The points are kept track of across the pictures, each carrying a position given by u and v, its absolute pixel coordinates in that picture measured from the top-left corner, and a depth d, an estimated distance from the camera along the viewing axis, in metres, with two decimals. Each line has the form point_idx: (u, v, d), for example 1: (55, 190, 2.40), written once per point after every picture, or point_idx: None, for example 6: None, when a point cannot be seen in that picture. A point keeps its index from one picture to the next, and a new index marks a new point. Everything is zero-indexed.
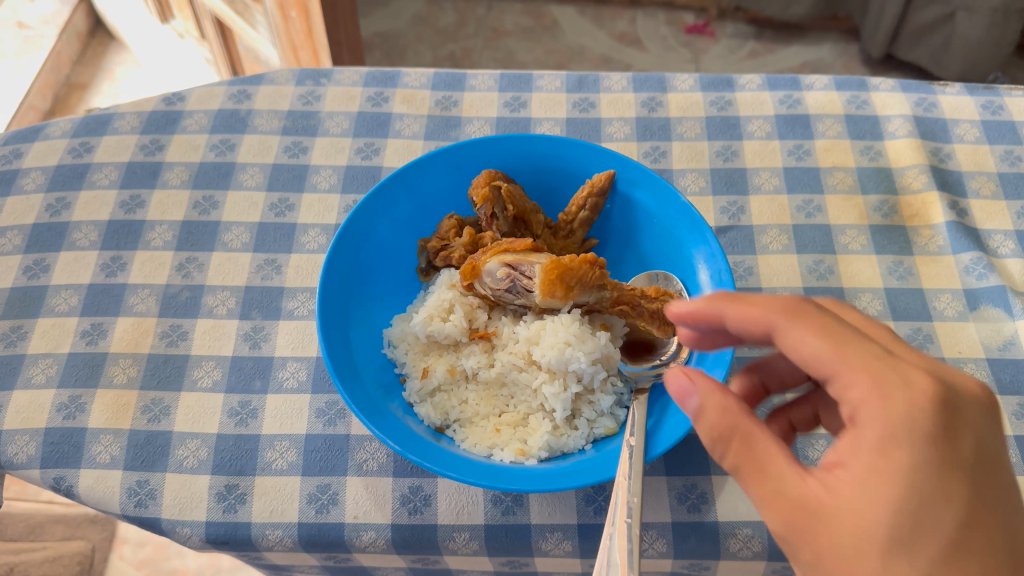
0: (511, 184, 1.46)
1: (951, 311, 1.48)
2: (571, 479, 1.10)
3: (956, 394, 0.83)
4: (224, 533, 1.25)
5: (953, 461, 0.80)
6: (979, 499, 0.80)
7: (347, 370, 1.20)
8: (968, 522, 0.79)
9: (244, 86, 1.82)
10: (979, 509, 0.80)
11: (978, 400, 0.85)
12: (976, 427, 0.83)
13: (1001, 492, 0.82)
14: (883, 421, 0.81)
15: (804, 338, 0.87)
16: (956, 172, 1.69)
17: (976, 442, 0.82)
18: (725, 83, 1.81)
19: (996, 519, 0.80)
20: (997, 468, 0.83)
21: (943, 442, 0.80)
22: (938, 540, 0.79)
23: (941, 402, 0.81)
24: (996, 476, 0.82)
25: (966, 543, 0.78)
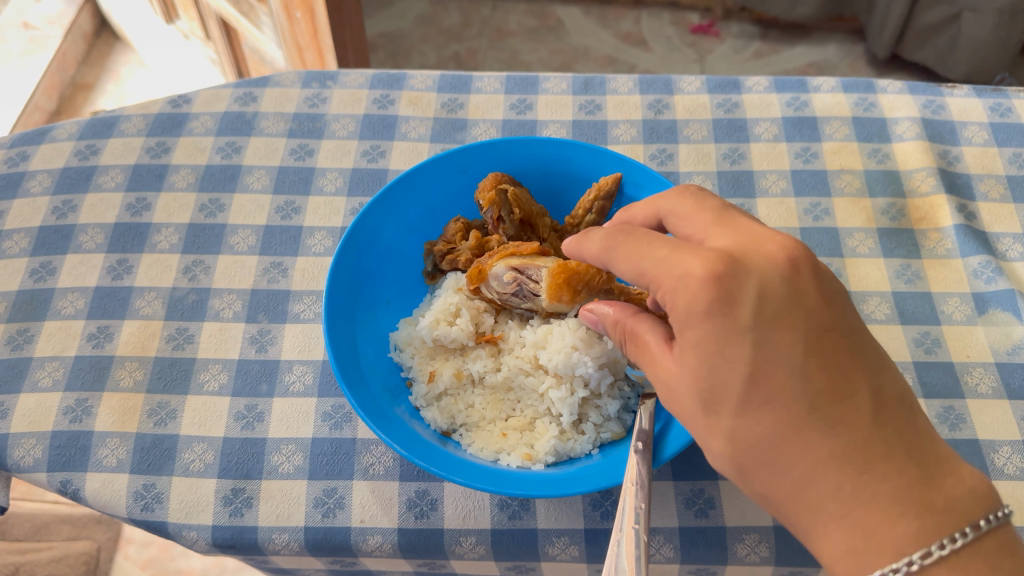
0: (517, 187, 1.46)
1: (959, 315, 1.48)
2: (579, 485, 1.09)
3: (737, 267, 0.95)
4: (230, 537, 1.24)
5: (732, 328, 0.93)
6: (768, 357, 0.92)
7: (354, 374, 1.20)
8: (755, 375, 0.92)
9: (250, 88, 1.82)
10: (766, 364, 0.92)
11: (769, 264, 0.96)
12: (762, 293, 0.94)
13: (794, 345, 0.92)
14: (671, 305, 0.97)
15: (626, 255, 1.03)
16: (965, 174, 1.68)
17: (758, 305, 0.93)
18: (732, 85, 1.81)
19: (788, 368, 0.91)
20: (792, 325, 0.93)
21: (718, 313, 0.93)
22: (735, 398, 0.93)
23: (715, 278, 0.93)
24: (791, 332, 0.92)
25: (758, 395, 0.92)
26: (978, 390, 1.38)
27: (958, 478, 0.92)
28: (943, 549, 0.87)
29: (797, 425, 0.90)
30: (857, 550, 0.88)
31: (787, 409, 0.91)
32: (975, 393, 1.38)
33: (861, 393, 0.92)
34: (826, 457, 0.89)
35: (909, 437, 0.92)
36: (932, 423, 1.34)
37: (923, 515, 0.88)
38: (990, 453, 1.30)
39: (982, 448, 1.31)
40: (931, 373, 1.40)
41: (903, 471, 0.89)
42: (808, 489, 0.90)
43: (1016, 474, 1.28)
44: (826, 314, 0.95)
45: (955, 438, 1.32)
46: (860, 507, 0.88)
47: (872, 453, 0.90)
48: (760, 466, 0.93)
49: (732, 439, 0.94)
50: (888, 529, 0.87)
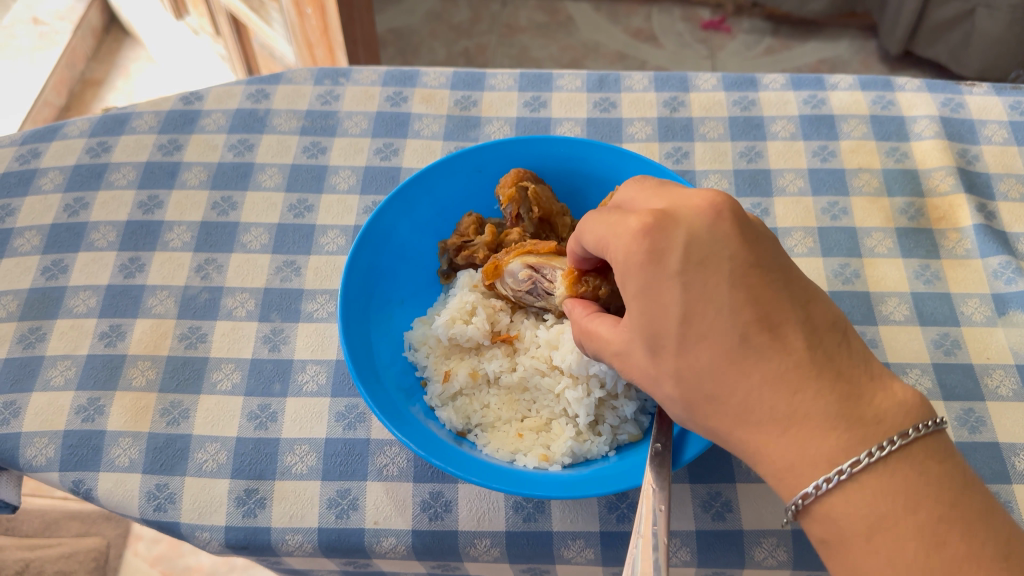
0: (539, 184, 1.44)
1: (979, 316, 1.46)
2: (595, 486, 1.08)
3: (668, 221, 1.06)
4: (243, 538, 1.23)
5: (665, 276, 1.03)
6: (698, 297, 1.02)
7: (370, 374, 1.19)
8: (689, 315, 1.02)
9: (262, 85, 1.81)
10: (699, 304, 1.01)
11: (696, 215, 1.06)
12: (691, 239, 1.04)
13: (721, 284, 1.01)
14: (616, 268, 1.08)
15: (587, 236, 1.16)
16: (984, 173, 1.66)
17: (688, 252, 1.03)
18: (748, 83, 1.79)
19: (718, 303, 1.01)
20: (718, 265, 1.02)
21: (651, 265, 1.04)
22: (674, 340, 1.03)
23: (648, 235, 1.05)
24: (718, 272, 1.02)
25: (694, 333, 1.01)
26: (998, 392, 1.36)
27: (892, 395, 0.98)
28: (874, 457, 0.91)
29: (729, 355, 0.99)
30: (794, 465, 0.94)
31: (719, 341, 1.00)
32: (996, 395, 1.36)
33: (790, 324, 1.00)
34: (760, 382, 0.97)
35: (841, 361, 0.99)
36: (952, 425, 1.33)
37: (853, 426, 0.94)
38: (1010, 457, 1.29)
39: (1003, 452, 1.29)
40: (950, 375, 1.39)
41: (832, 388, 0.96)
42: (747, 414, 0.98)
43: None
44: (752, 254, 1.04)
45: (975, 441, 1.31)
46: (793, 425, 0.95)
47: (801, 375, 0.97)
48: (704, 400, 1.01)
49: (679, 379, 1.03)
50: (820, 442, 0.93)
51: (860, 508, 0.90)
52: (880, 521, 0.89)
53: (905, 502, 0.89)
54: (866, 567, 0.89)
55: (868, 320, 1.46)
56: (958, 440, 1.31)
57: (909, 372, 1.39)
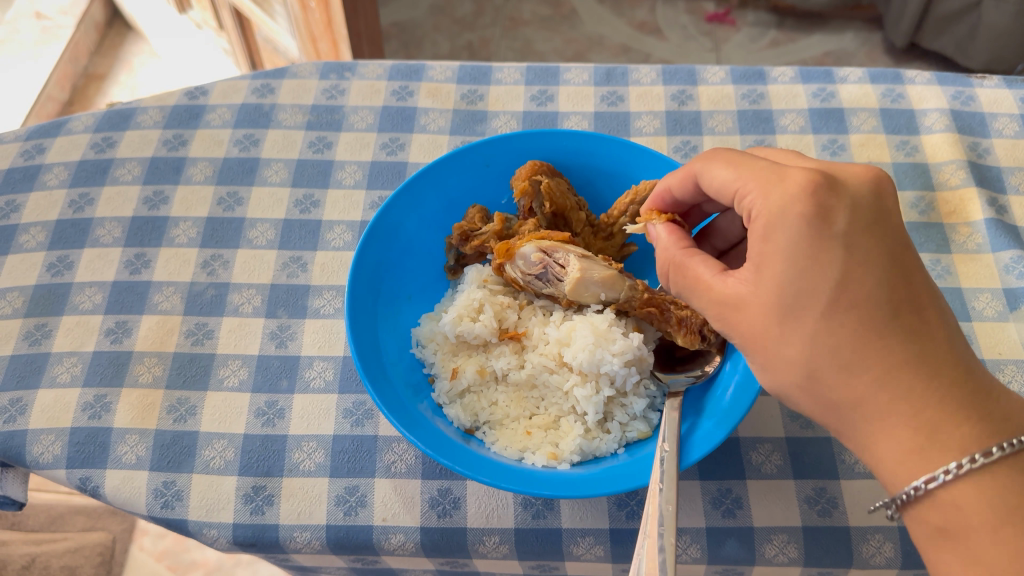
0: (555, 178, 1.41)
1: (990, 311, 1.45)
2: (602, 485, 1.07)
3: (835, 183, 1.01)
4: (251, 535, 1.23)
5: (826, 235, 0.98)
6: (858, 263, 0.97)
7: (377, 371, 1.18)
8: (846, 279, 0.96)
9: (267, 79, 1.80)
10: (857, 270, 0.96)
11: (861, 186, 1.02)
12: (856, 206, 1.00)
13: (882, 256, 0.97)
14: (764, 212, 1.02)
15: (710, 175, 1.14)
16: (995, 167, 1.65)
17: (852, 218, 0.99)
18: (757, 75, 1.77)
19: (876, 275, 0.96)
20: (882, 237, 0.99)
21: (812, 220, 0.98)
22: (820, 304, 0.97)
23: (812, 188, 0.99)
24: (879, 243, 0.98)
25: (846, 299, 0.96)
26: (1010, 388, 1.35)
27: (1020, 405, 0.96)
28: (1010, 453, 0.90)
29: (879, 328, 0.95)
30: (920, 448, 0.92)
31: (871, 312, 0.95)
32: None
33: (937, 310, 0.97)
34: (905, 360, 0.93)
35: (979, 358, 0.97)
36: None
37: (988, 422, 0.92)
38: None
39: None
40: None
41: (973, 383, 0.94)
42: (880, 390, 0.94)
43: None
44: (908, 237, 1.01)
45: None
46: (928, 409, 0.92)
47: (947, 359, 0.94)
48: (831, 369, 0.97)
49: (813, 342, 0.98)
50: (956, 430, 0.92)
51: (988, 502, 0.90)
52: (1007, 518, 0.89)
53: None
54: (988, 558, 0.88)
55: None
56: None
57: None
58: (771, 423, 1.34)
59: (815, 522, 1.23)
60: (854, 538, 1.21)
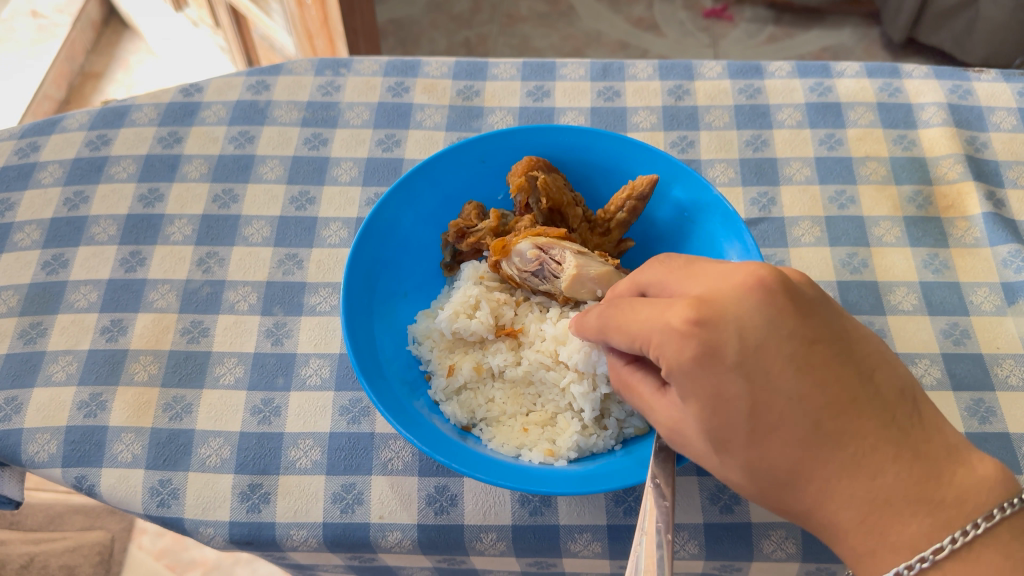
0: (551, 173, 1.40)
1: (988, 306, 1.45)
2: (599, 482, 1.07)
3: (712, 311, 0.96)
4: (248, 533, 1.23)
5: (722, 369, 0.93)
6: (759, 386, 0.93)
7: (374, 369, 1.18)
8: (756, 407, 0.93)
9: (263, 76, 1.79)
10: (765, 392, 0.93)
11: (742, 301, 0.96)
12: (743, 327, 0.95)
13: (784, 371, 0.93)
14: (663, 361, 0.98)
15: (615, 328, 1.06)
16: (993, 161, 1.64)
17: (742, 341, 0.94)
18: (754, 70, 1.77)
19: (783, 391, 0.92)
20: (779, 350, 0.93)
21: (702, 360, 0.94)
22: (740, 435, 0.94)
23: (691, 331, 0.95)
24: (779, 357, 0.93)
25: (762, 426, 0.93)
26: (1008, 381, 1.35)
27: (970, 469, 0.92)
28: (957, 542, 0.87)
29: (801, 446, 0.91)
30: (876, 553, 0.90)
31: (789, 432, 0.92)
32: (1006, 385, 1.35)
33: (858, 404, 0.93)
34: (834, 473, 0.90)
35: (912, 436, 0.92)
36: (962, 415, 1.32)
37: (936, 511, 0.89)
38: (1021, 446, 1.27)
39: (1013, 441, 1.28)
40: (960, 365, 1.38)
41: (911, 471, 0.90)
42: (825, 504, 0.91)
43: None
44: (807, 332, 0.95)
45: (985, 432, 1.30)
46: (875, 515, 0.89)
47: (878, 461, 0.90)
48: (776, 487, 0.95)
49: (748, 470, 0.95)
50: (903, 529, 0.89)
51: None
52: None
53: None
54: None
55: (877, 309, 1.45)
56: (968, 430, 1.30)
57: (918, 362, 1.38)
58: None
59: None
60: None
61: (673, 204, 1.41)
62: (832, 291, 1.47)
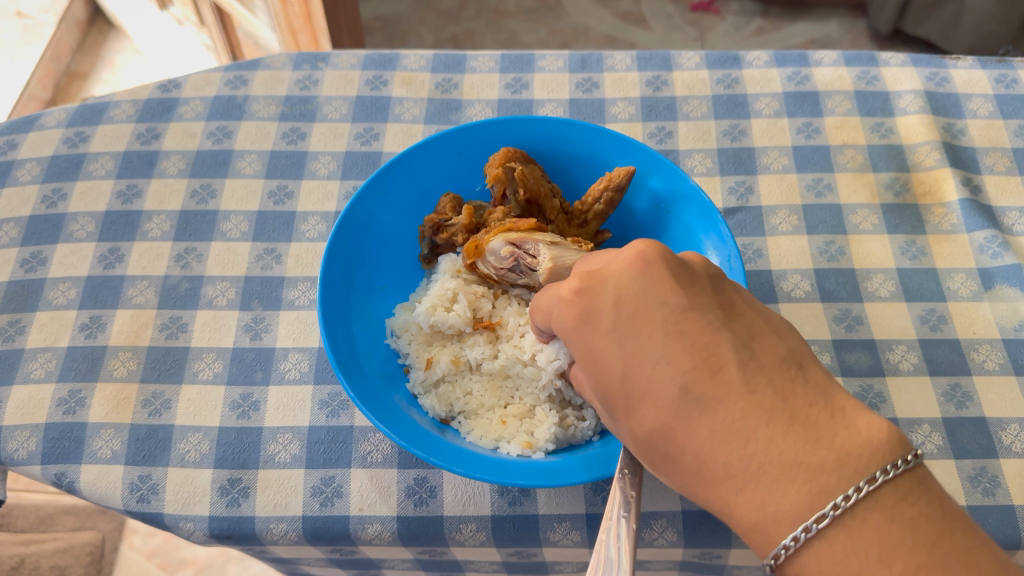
0: (529, 165, 1.40)
1: (965, 292, 1.45)
2: (574, 473, 1.08)
3: (595, 280, 0.98)
4: (228, 527, 1.23)
5: (598, 334, 0.95)
6: (634, 351, 0.92)
7: (351, 363, 1.18)
8: (627, 373, 0.92)
9: (241, 71, 1.79)
10: (636, 357, 0.92)
11: (621, 269, 0.97)
12: (619, 294, 0.96)
13: (655, 335, 0.92)
14: (567, 336, 1.00)
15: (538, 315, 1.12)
16: (970, 148, 1.65)
17: (619, 308, 0.95)
18: (731, 60, 1.77)
19: (653, 355, 0.91)
20: (649, 317, 0.93)
21: (585, 327, 0.97)
22: (621, 400, 0.93)
23: (575, 298, 0.98)
24: (650, 323, 0.93)
25: (634, 392, 0.91)
26: (985, 366, 1.36)
27: (854, 431, 0.84)
28: (840, 509, 0.78)
29: (672, 412, 0.88)
30: (760, 526, 0.82)
31: (659, 399, 0.89)
32: (983, 369, 1.36)
33: (732, 364, 0.89)
34: (706, 437, 0.86)
35: (792, 399, 0.86)
36: (939, 401, 1.32)
37: (814, 475, 0.81)
38: (997, 431, 1.28)
39: (989, 427, 1.29)
40: (936, 350, 1.38)
41: (788, 434, 0.83)
42: (702, 471, 0.86)
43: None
44: (681, 299, 0.94)
45: (962, 416, 1.30)
46: (750, 483, 0.83)
47: (750, 425, 0.84)
48: (660, 460, 0.91)
49: (635, 440, 0.93)
50: (782, 496, 0.81)
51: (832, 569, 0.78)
52: None
53: (878, 555, 0.76)
54: None
55: (854, 297, 1.45)
56: (945, 415, 1.30)
57: (895, 348, 1.39)
58: None
59: None
60: None
61: (650, 194, 1.41)
62: (809, 279, 1.47)
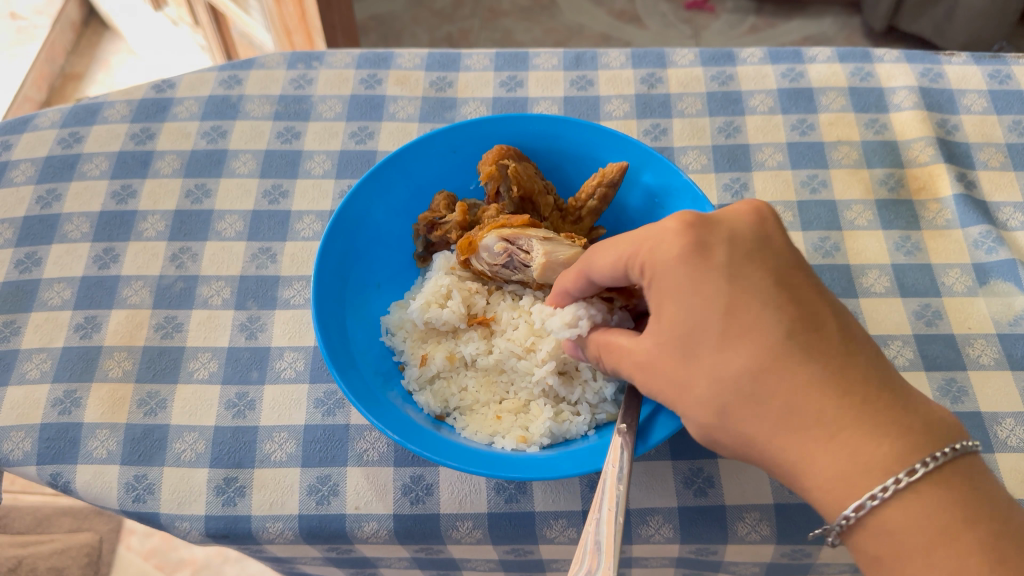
0: (522, 162, 1.40)
1: (960, 287, 1.46)
2: (567, 468, 1.08)
3: (707, 221, 1.01)
4: (224, 527, 1.23)
5: (707, 268, 0.96)
6: (740, 290, 0.95)
7: (345, 360, 1.18)
8: (729, 310, 0.94)
9: (235, 71, 1.79)
10: (742, 299, 0.94)
11: (738, 221, 1.01)
12: (733, 238, 0.99)
13: (765, 281, 0.95)
14: (658, 267, 1.00)
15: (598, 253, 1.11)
16: (964, 143, 1.65)
17: (731, 249, 0.98)
18: (725, 58, 1.78)
19: (761, 299, 0.94)
20: (760, 265, 0.97)
21: (692, 258, 0.97)
22: (714, 336, 0.94)
23: (683, 232, 1.00)
24: (761, 270, 0.96)
25: (734, 328, 0.93)
26: (980, 361, 1.36)
27: (931, 408, 0.90)
28: (928, 466, 0.84)
29: (772, 353, 0.91)
30: (846, 474, 0.85)
31: (762, 337, 0.91)
32: (978, 364, 1.36)
33: (833, 326, 0.94)
34: (804, 382, 0.89)
35: (882, 366, 0.92)
36: (934, 396, 1.32)
37: (906, 434, 0.86)
38: (992, 426, 1.29)
39: (985, 421, 1.29)
40: (931, 345, 1.38)
41: (881, 394, 0.88)
42: (789, 416, 0.89)
43: (1020, 446, 1.26)
44: (789, 260, 0.99)
45: (958, 411, 1.31)
46: (842, 431, 0.86)
47: (850, 380, 0.89)
48: (741, 401, 0.92)
49: (714, 379, 0.93)
50: (876, 448, 0.85)
51: (919, 520, 0.83)
52: (943, 536, 0.81)
53: (962, 516, 0.83)
54: None
55: (848, 292, 1.45)
56: None
57: (890, 344, 1.39)
58: None
59: (787, 499, 1.22)
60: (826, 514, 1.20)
61: (643, 189, 1.41)
62: None
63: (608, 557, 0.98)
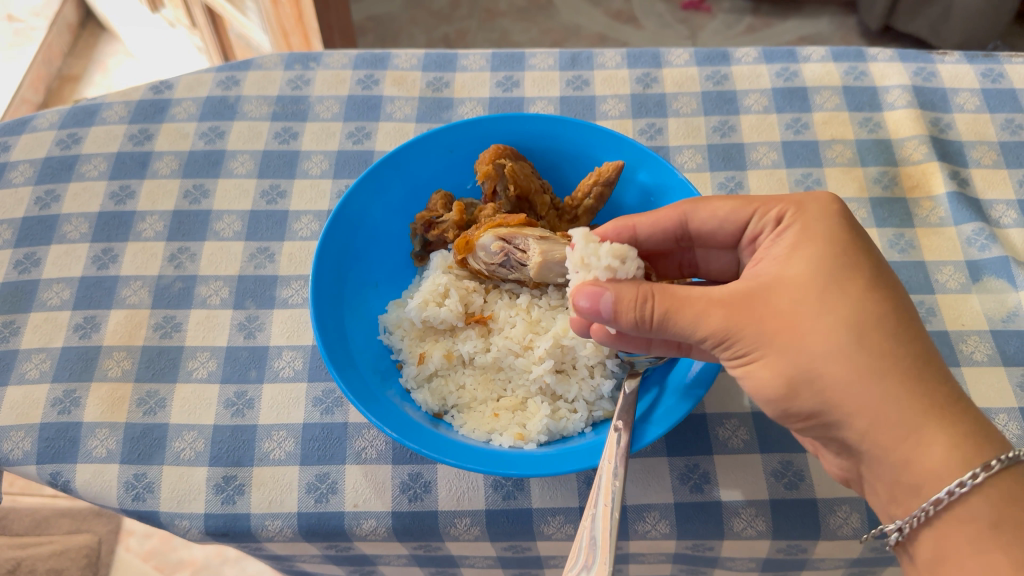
0: (519, 161, 1.41)
1: (953, 284, 1.47)
2: (565, 464, 1.09)
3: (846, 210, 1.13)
4: (223, 524, 1.23)
5: (860, 231, 1.06)
6: (882, 259, 1.04)
7: (343, 358, 1.19)
8: (878, 266, 1.01)
9: (232, 72, 1.79)
10: (887, 266, 1.03)
11: None
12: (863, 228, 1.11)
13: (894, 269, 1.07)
14: (806, 217, 1.07)
15: (710, 210, 1.19)
16: (957, 141, 1.66)
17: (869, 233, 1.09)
18: (720, 57, 1.79)
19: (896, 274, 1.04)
20: None
21: (847, 221, 1.07)
22: (864, 276, 0.99)
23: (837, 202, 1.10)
24: None
25: (882, 280, 1.00)
26: (973, 357, 1.37)
27: None
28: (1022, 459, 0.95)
29: (912, 314, 0.98)
30: (965, 435, 0.92)
31: (905, 299, 1.00)
32: (971, 360, 1.37)
33: None
34: (936, 348, 0.97)
35: None
36: None
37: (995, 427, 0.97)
38: None
39: None
40: None
41: None
42: (922, 367, 0.94)
43: (1013, 441, 1.27)
44: None
45: None
46: (961, 400, 0.94)
47: None
48: (883, 336, 0.95)
49: (863, 309, 0.96)
50: (985, 426, 0.94)
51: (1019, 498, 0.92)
52: None
53: None
54: None
55: None
56: None
57: None
58: (736, 398, 1.35)
59: (782, 496, 1.23)
60: (821, 510, 1.21)
61: (638, 188, 1.42)
62: None
63: (603, 554, 1.03)
